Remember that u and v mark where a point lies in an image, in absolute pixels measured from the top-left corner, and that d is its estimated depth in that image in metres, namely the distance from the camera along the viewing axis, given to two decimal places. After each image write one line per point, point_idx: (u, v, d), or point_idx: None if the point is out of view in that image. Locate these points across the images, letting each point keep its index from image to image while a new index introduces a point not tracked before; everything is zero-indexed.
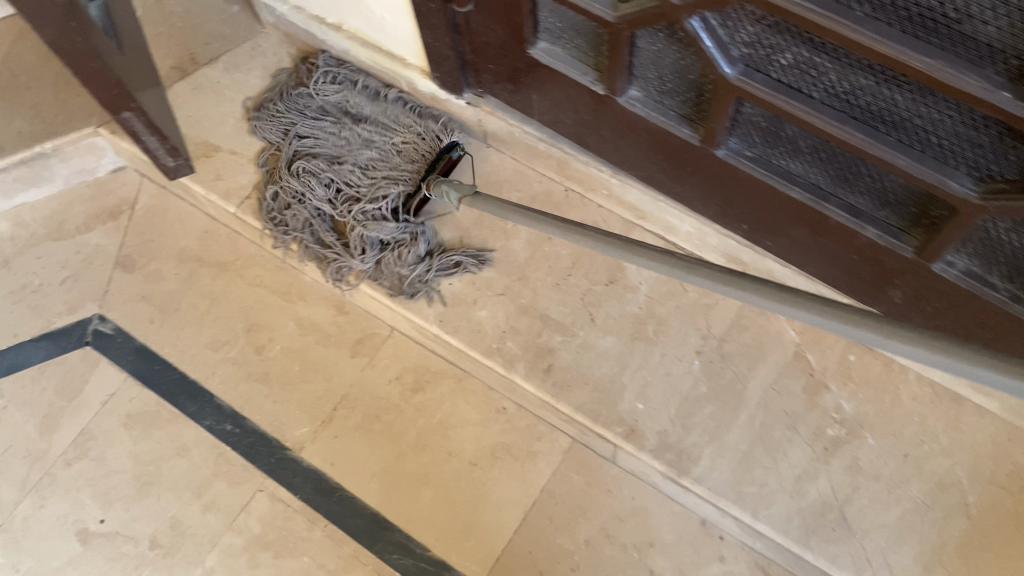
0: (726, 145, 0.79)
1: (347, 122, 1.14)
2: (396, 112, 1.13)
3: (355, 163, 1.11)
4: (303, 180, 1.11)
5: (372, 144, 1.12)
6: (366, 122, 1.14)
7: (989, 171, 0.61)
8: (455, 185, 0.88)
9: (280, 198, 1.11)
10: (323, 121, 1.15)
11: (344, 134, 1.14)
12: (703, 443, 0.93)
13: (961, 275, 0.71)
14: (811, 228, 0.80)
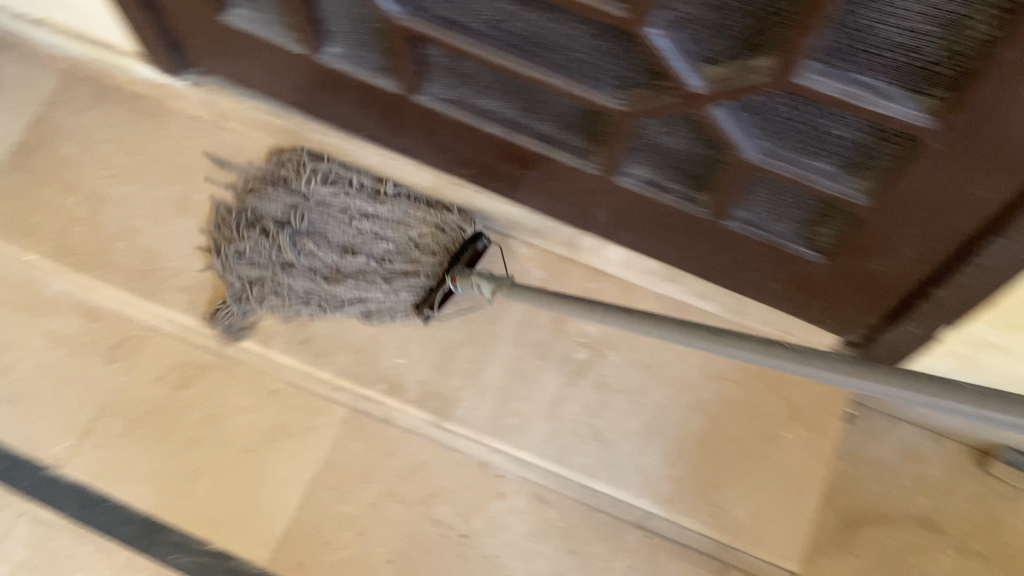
0: (426, 92, 0.81)
1: (308, 202, 0.99)
2: (402, 206, 0.99)
3: (371, 255, 0.98)
4: (263, 264, 0.97)
5: (382, 234, 0.99)
6: (370, 211, 0.99)
7: (630, 79, 0.66)
8: (486, 275, 0.83)
9: (232, 283, 0.98)
10: (268, 200, 0.99)
11: (348, 219, 0.99)
12: (462, 386, 0.95)
13: (642, 184, 0.78)
14: (515, 161, 0.84)
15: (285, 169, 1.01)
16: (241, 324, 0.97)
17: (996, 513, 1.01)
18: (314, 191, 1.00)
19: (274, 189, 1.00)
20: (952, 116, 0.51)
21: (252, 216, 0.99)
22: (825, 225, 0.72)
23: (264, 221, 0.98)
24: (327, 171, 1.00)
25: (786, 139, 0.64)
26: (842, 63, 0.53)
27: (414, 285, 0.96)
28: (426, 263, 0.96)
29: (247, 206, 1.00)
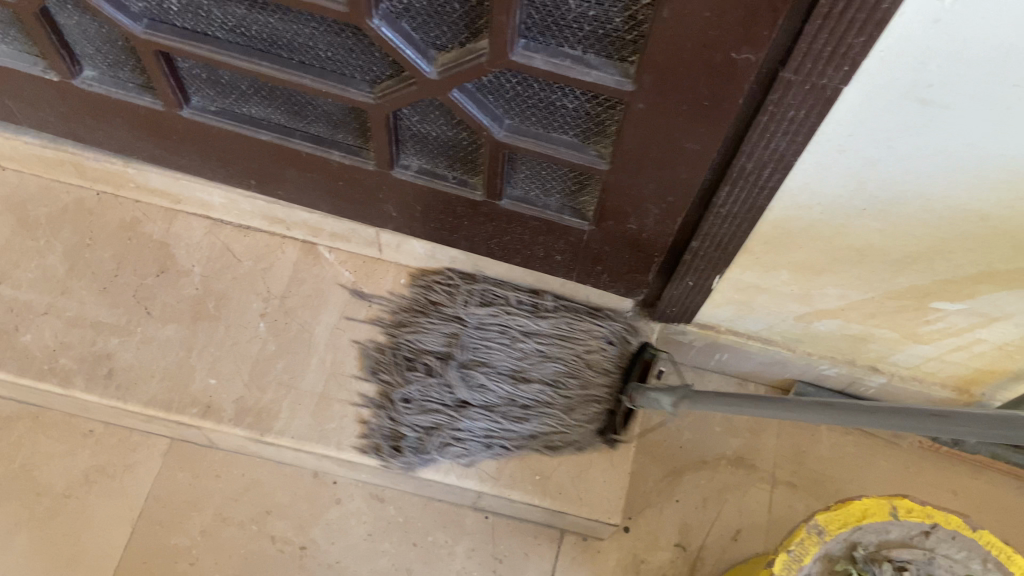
0: (190, 105, 0.81)
1: (446, 350, 0.96)
2: (565, 319, 0.98)
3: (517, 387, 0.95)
4: (444, 396, 0.94)
5: (551, 355, 0.97)
6: (533, 328, 0.97)
7: (375, 74, 0.69)
8: (665, 389, 0.82)
9: (407, 434, 0.93)
10: (409, 361, 0.96)
11: (510, 342, 0.97)
12: (280, 397, 0.95)
13: (416, 174, 0.81)
14: (296, 166, 0.86)
15: (434, 294, 1.00)
16: (436, 451, 0.93)
17: (801, 444, 1.11)
18: (461, 350, 0.95)
19: (411, 347, 0.97)
20: (640, 76, 0.57)
21: (405, 354, 0.96)
22: (585, 195, 0.77)
23: (419, 363, 0.96)
24: (469, 293, 0.98)
25: (525, 116, 0.68)
26: (545, 37, 0.58)
27: (595, 411, 0.96)
28: (602, 382, 0.97)
29: (400, 359, 0.96)
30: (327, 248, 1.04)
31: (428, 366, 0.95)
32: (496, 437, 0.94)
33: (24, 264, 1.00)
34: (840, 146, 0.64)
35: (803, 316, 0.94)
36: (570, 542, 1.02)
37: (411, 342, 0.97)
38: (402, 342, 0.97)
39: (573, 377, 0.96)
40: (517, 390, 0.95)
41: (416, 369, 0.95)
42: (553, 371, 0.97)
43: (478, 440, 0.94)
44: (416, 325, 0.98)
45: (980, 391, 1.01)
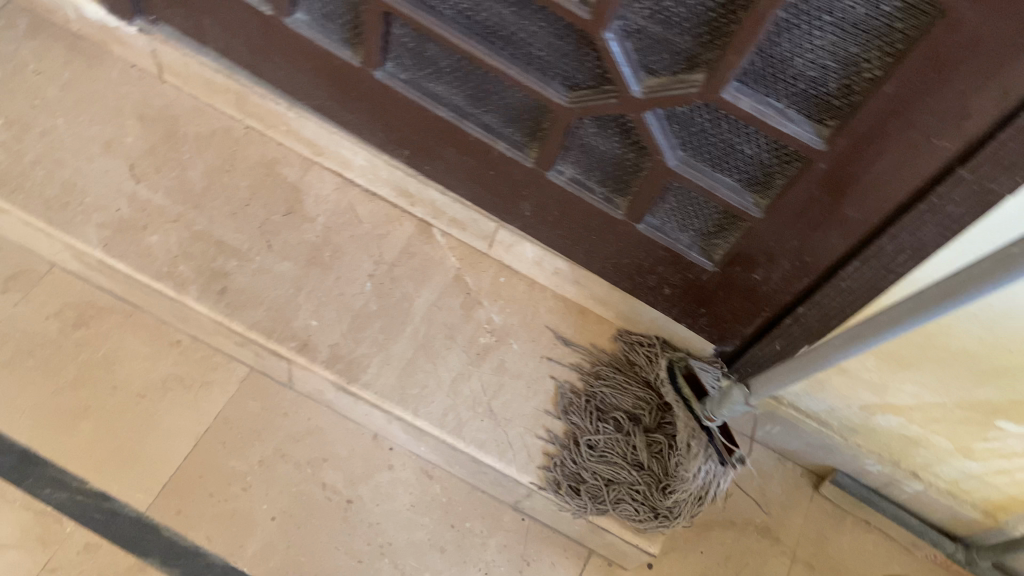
0: (383, 68, 0.89)
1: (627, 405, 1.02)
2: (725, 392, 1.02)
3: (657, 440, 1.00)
4: (616, 452, 0.99)
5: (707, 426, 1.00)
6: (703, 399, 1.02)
7: (577, 82, 0.76)
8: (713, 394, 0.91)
9: (587, 479, 0.98)
10: (590, 413, 1.01)
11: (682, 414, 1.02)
12: (371, 353, 1.00)
13: (568, 180, 0.87)
14: (455, 146, 0.92)
15: (634, 354, 1.05)
16: (610, 505, 0.97)
17: (825, 530, 1.15)
18: (637, 414, 1.02)
19: (599, 403, 1.02)
20: (835, 139, 0.64)
21: (595, 408, 1.02)
22: (720, 237, 0.84)
23: (602, 416, 1.02)
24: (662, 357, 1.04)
25: (700, 152, 0.75)
26: (757, 85, 0.65)
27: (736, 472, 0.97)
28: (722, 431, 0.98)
29: (583, 410, 1.01)
30: (440, 231, 1.10)
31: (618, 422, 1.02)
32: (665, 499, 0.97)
33: (163, 172, 1.05)
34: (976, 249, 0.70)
35: (869, 406, 1.00)
36: (595, 563, 1.06)
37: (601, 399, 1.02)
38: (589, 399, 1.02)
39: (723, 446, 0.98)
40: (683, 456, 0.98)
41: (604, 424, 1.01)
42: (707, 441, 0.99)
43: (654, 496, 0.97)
44: (611, 381, 1.03)
45: (1006, 519, 1.06)
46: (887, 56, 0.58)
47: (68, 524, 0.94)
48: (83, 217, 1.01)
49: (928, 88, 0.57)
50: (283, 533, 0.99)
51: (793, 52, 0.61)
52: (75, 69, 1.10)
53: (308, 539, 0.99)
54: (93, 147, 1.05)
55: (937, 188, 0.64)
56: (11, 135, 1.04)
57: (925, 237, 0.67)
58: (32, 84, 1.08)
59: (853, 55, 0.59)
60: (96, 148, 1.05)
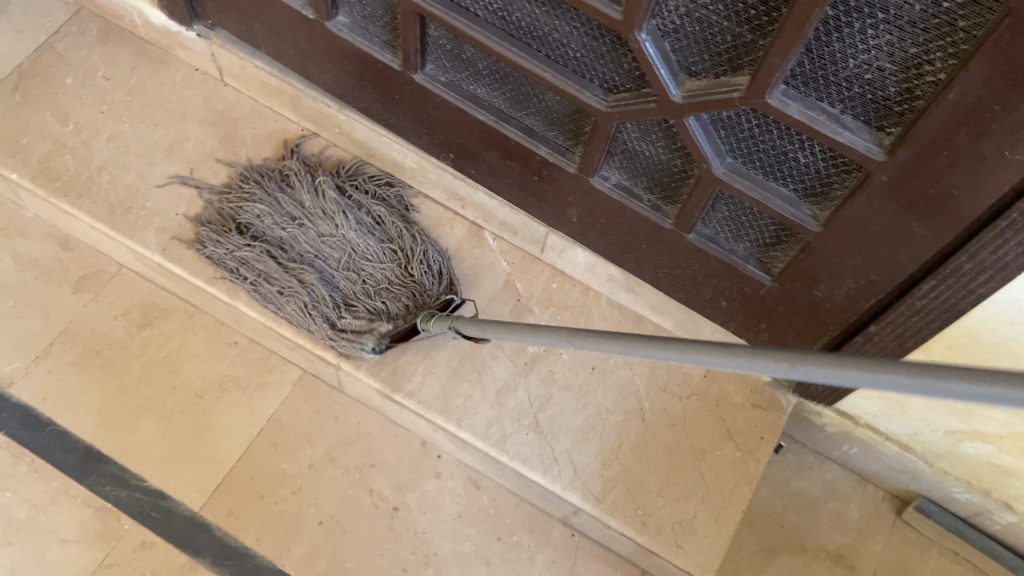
0: (424, 71, 0.86)
1: (285, 262, 1.00)
2: (343, 220, 1.00)
3: (354, 253, 1.00)
4: (339, 257, 0.99)
5: (320, 236, 1.00)
6: (360, 241, 1.00)
7: (615, 85, 0.71)
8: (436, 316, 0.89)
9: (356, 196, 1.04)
10: (259, 280, 0.99)
11: (294, 242, 1.00)
12: (417, 361, 0.98)
13: (613, 187, 0.82)
14: (499, 150, 0.88)
15: (239, 243, 1.00)
16: (390, 189, 1.06)
17: (909, 562, 1.05)
18: (304, 195, 1.02)
19: (260, 256, 0.99)
20: (896, 148, 0.57)
21: (256, 232, 1.02)
22: (778, 250, 0.77)
23: (264, 239, 1.01)
24: (364, 260, 0.99)
25: (751, 159, 0.69)
26: (807, 88, 0.58)
27: (298, 227, 1.01)
28: (306, 244, 1.00)
29: (231, 262, 1.00)
30: (493, 234, 1.06)
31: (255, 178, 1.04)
32: (397, 204, 1.06)
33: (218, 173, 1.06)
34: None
35: (955, 433, 0.90)
36: None
37: (267, 228, 1.01)
38: (234, 251, 1.00)
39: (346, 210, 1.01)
40: (382, 220, 1.03)
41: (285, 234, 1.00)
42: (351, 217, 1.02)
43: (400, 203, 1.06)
44: (279, 271, 0.99)
45: None
46: (952, 57, 0.50)
47: (126, 521, 0.97)
48: (144, 222, 1.03)
49: (999, 95, 0.49)
50: (329, 538, 0.99)
51: (845, 52, 0.54)
52: (142, 74, 1.13)
53: (352, 545, 0.99)
54: (155, 151, 1.08)
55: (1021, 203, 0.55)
56: (80, 141, 1.07)
57: (1008, 257, 0.59)
58: (102, 90, 1.11)
59: (914, 56, 0.52)
60: (158, 152, 1.08)
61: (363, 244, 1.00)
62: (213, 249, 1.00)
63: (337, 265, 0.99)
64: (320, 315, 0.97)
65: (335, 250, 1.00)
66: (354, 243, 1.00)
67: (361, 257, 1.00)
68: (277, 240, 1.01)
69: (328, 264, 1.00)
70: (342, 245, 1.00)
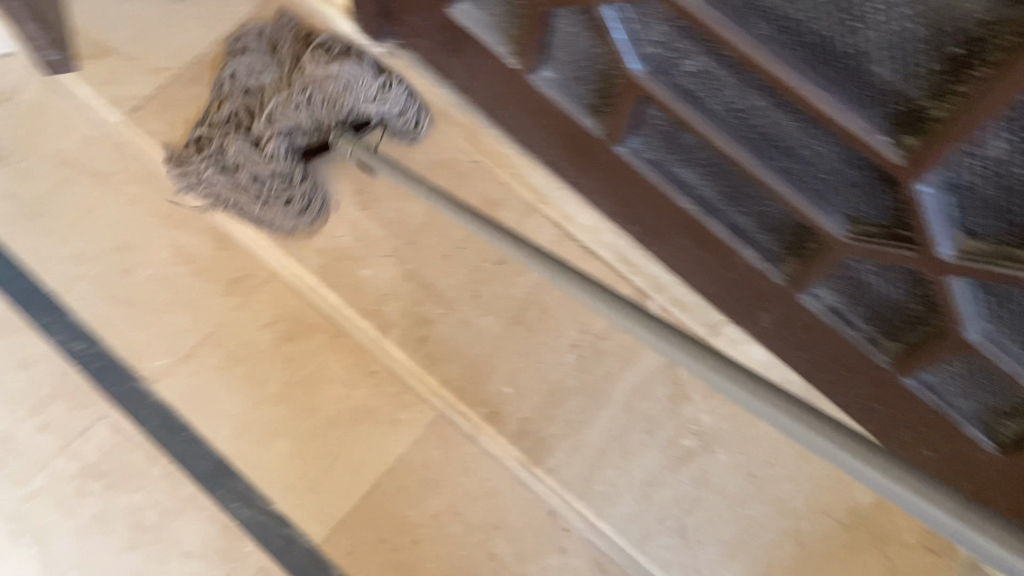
0: (628, 144, 0.78)
1: (230, 127, 0.98)
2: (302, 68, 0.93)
3: (276, 127, 0.92)
4: (277, 106, 0.92)
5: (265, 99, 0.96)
6: (278, 109, 0.91)
7: (861, 215, 0.62)
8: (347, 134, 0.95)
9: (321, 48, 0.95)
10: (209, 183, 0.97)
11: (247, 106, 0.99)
12: (562, 435, 0.93)
13: (825, 310, 0.73)
14: (695, 240, 0.80)
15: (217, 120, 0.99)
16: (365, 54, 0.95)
17: None
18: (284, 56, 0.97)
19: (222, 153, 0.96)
20: None
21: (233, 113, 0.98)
22: (1014, 420, 0.67)
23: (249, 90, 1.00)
24: (280, 134, 0.92)
25: (1017, 332, 0.59)
26: None
27: (268, 75, 0.99)
28: (247, 109, 0.98)
29: (184, 169, 0.98)
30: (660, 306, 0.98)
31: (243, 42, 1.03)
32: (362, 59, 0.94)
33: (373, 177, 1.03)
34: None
35: None
36: None
37: (221, 139, 0.97)
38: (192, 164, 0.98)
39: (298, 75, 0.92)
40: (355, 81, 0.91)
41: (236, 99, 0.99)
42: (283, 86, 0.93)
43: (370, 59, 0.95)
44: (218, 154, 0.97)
45: None
46: None
47: (248, 543, 0.97)
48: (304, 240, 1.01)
49: None
50: None
51: None
52: None
53: None
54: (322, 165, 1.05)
55: None
56: None
57: None
58: None
59: None
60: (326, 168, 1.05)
61: (303, 114, 0.91)
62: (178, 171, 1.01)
63: (241, 135, 0.94)
64: (278, 179, 0.95)
65: (266, 123, 0.93)
66: (282, 96, 0.92)
67: (277, 132, 0.92)
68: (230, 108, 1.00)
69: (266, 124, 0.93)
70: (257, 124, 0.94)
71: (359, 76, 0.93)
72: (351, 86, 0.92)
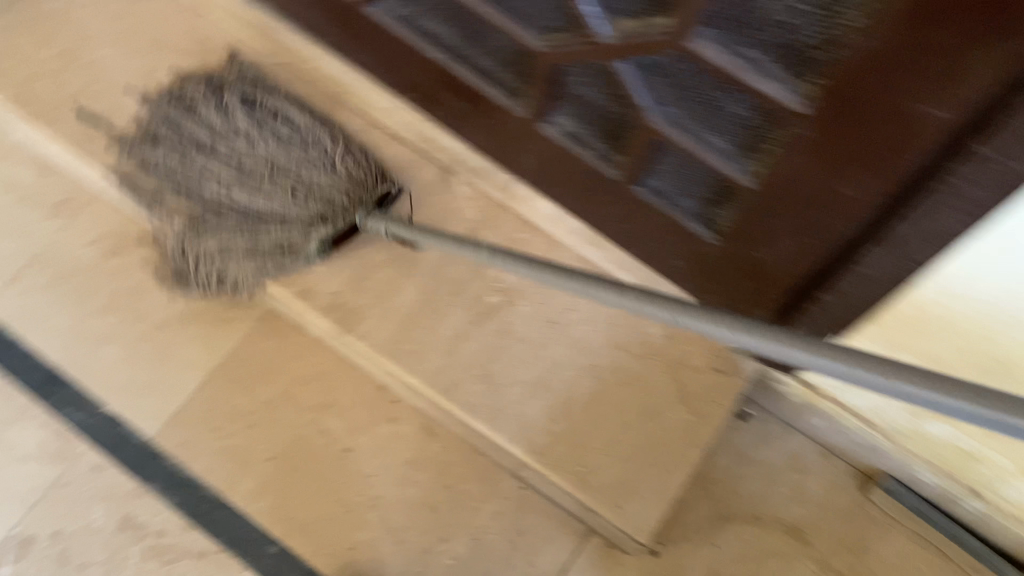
0: (377, 4, 0.83)
1: (159, 153, 1.01)
2: (252, 164, 0.98)
3: (186, 179, 0.99)
4: (226, 168, 0.98)
5: (237, 167, 0.99)
6: (252, 149, 0.99)
7: (550, 23, 0.67)
8: None
9: (295, 118, 1.01)
10: (203, 179, 0.99)
11: (188, 146, 1.00)
12: (370, 304, 0.97)
13: (563, 135, 0.79)
14: (455, 90, 0.85)
15: (185, 95, 1.02)
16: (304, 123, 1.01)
17: (867, 540, 1.01)
18: (235, 116, 1.00)
19: (198, 168, 0.99)
20: (815, 101, 0.53)
21: (185, 107, 1.02)
22: (722, 211, 0.73)
23: (153, 129, 1.02)
24: (234, 204, 0.98)
25: (688, 110, 0.65)
26: (731, 31, 0.55)
27: (272, 193, 0.97)
28: (193, 162, 1.00)
29: (173, 173, 1.00)
30: (462, 177, 1.03)
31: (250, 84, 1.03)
32: (249, 152, 0.99)
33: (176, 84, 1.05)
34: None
35: (914, 411, 0.85)
36: (594, 543, 1.00)
37: (183, 82, 1.03)
38: (181, 175, 0.99)
39: (191, 117, 1.01)
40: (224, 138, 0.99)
41: (198, 147, 1.00)
42: (240, 161, 0.99)
43: (253, 152, 0.99)
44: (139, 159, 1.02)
45: None
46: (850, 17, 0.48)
47: (84, 442, 1.01)
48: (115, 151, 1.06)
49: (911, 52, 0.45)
50: (281, 474, 1.00)
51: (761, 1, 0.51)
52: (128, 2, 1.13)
53: (301, 482, 1.00)
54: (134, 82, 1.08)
55: (947, 166, 0.49)
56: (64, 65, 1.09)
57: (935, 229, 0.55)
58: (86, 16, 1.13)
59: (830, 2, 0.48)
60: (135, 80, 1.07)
61: (212, 189, 0.99)
62: (137, 156, 1.02)
63: (187, 194, 0.99)
64: (240, 232, 0.97)
65: (183, 159, 1.00)
66: (229, 177, 0.97)
67: (219, 199, 0.98)
68: (179, 120, 1.01)
69: (187, 176, 0.99)
70: (181, 182, 1.00)
71: (309, 173, 0.97)
72: (215, 163, 0.99)
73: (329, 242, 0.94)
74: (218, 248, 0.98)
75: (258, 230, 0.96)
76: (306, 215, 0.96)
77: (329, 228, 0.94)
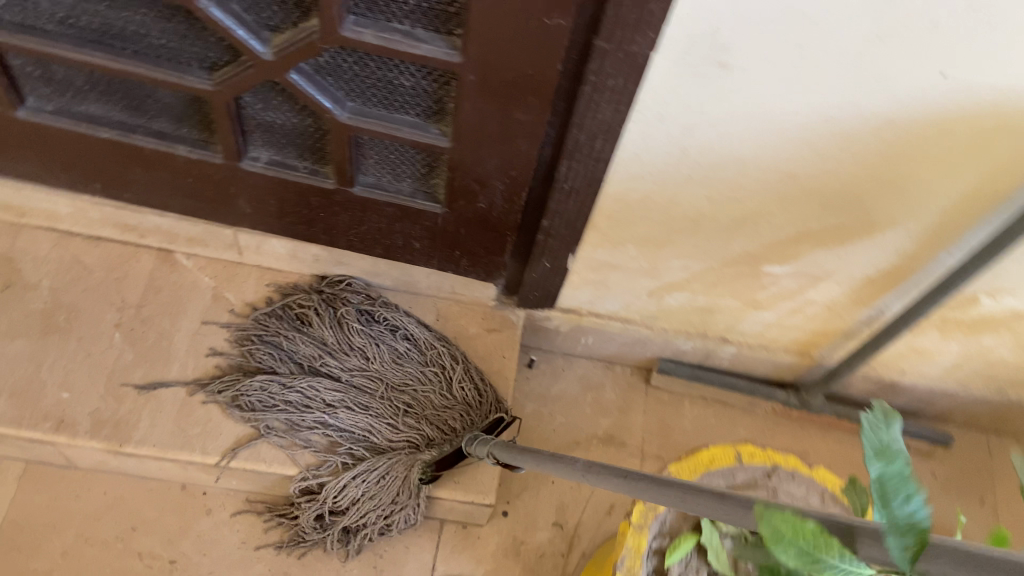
0: (24, 106, 0.79)
1: (286, 403, 0.92)
2: (385, 400, 0.94)
3: (348, 399, 0.93)
4: (351, 404, 0.93)
5: (366, 408, 0.94)
6: (388, 380, 0.96)
7: (214, 60, 0.70)
8: None
9: (400, 339, 0.98)
10: (307, 410, 0.92)
11: (305, 401, 0.93)
12: (139, 406, 0.91)
13: (266, 165, 0.81)
14: (143, 165, 0.84)
15: (257, 344, 0.95)
16: (375, 356, 0.96)
17: (668, 420, 1.15)
18: (327, 331, 0.96)
19: (307, 397, 0.93)
20: (466, 47, 0.62)
21: (309, 363, 0.95)
22: (436, 178, 0.80)
23: (306, 369, 0.95)
24: (368, 426, 0.93)
25: (366, 97, 0.71)
26: (373, 13, 0.61)
27: (418, 397, 0.96)
28: (280, 403, 0.92)
29: (263, 410, 0.92)
30: (183, 255, 1.01)
31: (303, 322, 0.97)
32: (369, 379, 0.95)
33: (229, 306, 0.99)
34: (661, 101, 0.67)
35: (655, 291, 0.99)
36: (450, 530, 1.02)
37: (287, 298, 0.98)
38: (270, 414, 0.91)
39: (289, 340, 0.95)
40: (378, 365, 0.96)
41: (283, 381, 0.93)
42: (377, 380, 0.95)
43: (353, 388, 0.94)
44: (272, 396, 0.92)
45: (818, 352, 1.07)
46: None
47: None
48: None
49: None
50: None
51: None
52: None
53: None
54: None
55: (591, 67, 0.63)
56: None
57: (609, 118, 0.68)
58: None
59: None
60: None
61: (359, 420, 0.93)
62: (233, 390, 0.92)
63: (332, 413, 0.93)
64: (351, 478, 0.91)
65: (316, 395, 0.93)
66: (308, 418, 0.92)
67: (346, 436, 0.93)
68: (299, 346, 0.95)
69: (326, 412, 0.93)
70: (328, 405, 0.93)
71: (407, 408, 0.95)
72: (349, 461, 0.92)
73: (431, 464, 0.91)
74: (332, 503, 0.91)
75: (369, 470, 0.91)
76: (414, 439, 0.94)
77: (434, 451, 0.93)
